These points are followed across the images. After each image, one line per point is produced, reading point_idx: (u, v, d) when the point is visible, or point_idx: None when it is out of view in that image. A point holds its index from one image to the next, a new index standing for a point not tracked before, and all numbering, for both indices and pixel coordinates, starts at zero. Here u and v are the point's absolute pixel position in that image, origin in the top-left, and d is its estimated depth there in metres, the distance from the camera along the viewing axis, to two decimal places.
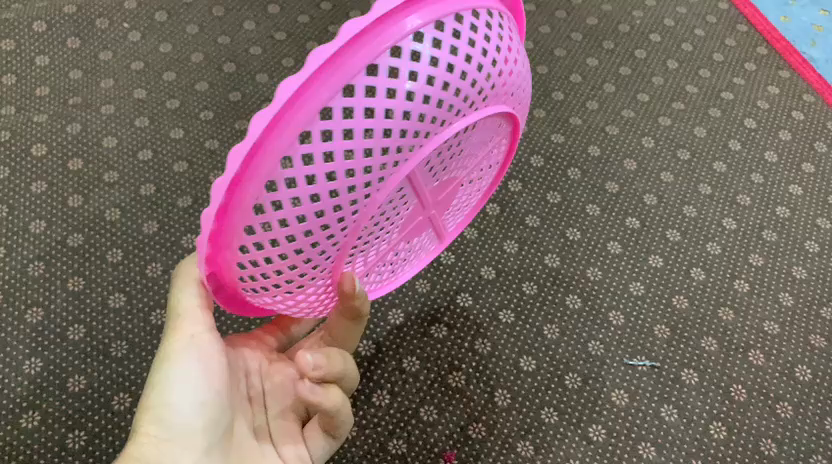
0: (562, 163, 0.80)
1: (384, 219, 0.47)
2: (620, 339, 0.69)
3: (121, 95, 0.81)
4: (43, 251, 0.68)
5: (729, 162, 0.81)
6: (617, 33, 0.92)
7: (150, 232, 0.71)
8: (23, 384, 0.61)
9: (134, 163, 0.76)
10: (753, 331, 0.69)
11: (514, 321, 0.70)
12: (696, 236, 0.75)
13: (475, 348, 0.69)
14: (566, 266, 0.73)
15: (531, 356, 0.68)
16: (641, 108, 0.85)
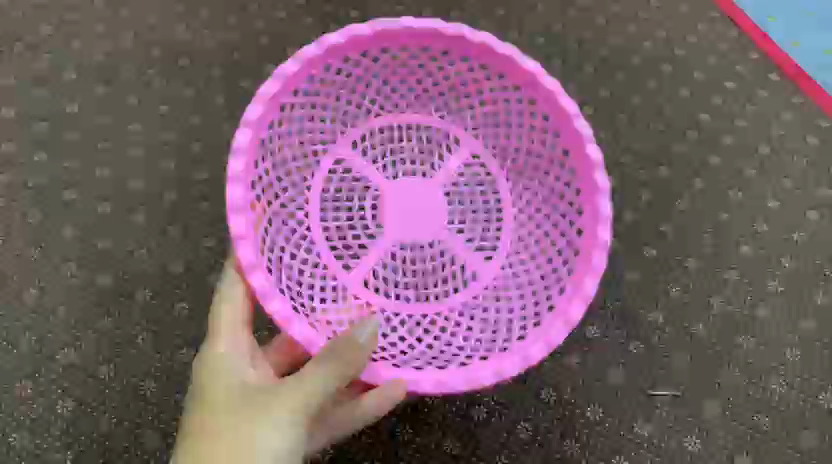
0: (609, 232, 0.95)
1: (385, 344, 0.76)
2: (645, 369, 0.88)
3: (156, 197, 0.94)
4: (167, 320, 0.87)
5: (753, 245, 0.95)
6: (638, 110, 1.03)
7: (182, 315, 0.87)
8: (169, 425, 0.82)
9: (178, 255, 0.90)
10: (711, 367, 0.88)
11: (538, 354, 0.88)
12: (735, 299, 0.92)
13: (499, 381, 0.87)
14: (587, 297, 0.91)
15: (551, 387, 0.87)
16: (688, 182, 0.99)
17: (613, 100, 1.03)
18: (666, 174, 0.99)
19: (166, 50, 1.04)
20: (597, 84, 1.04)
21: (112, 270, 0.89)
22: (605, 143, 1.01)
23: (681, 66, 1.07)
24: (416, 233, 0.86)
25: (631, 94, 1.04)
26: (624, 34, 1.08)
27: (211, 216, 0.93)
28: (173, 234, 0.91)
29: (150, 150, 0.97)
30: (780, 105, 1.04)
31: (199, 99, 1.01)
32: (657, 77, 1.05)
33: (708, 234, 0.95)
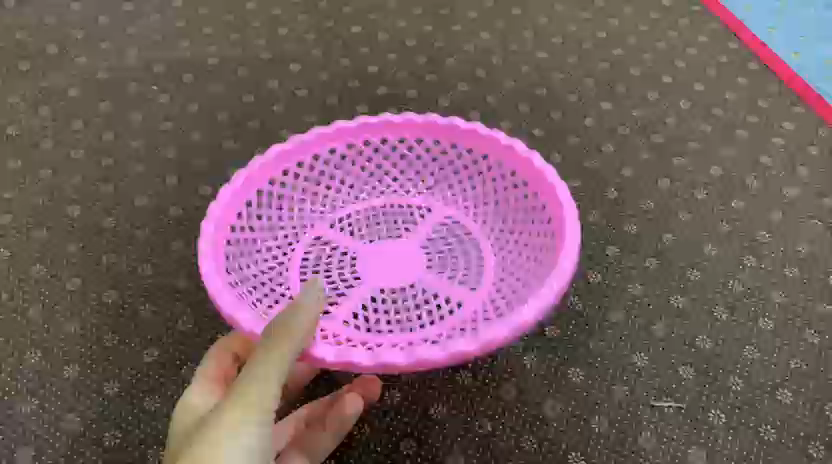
0: (618, 221, 0.74)
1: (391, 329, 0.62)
2: (708, 429, 0.61)
3: (50, 206, 0.72)
4: (81, 307, 0.65)
5: (785, 210, 0.75)
6: (627, 85, 0.87)
7: (75, 330, 0.64)
8: (62, 439, 0.58)
9: (70, 258, 0.69)
10: (772, 408, 0.62)
11: (582, 383, 0.63)
12: (763, 283, 0.70)
13: (520, 445, 0.60)
14: (630, 322, 0.67)
15: (585, 452, 0.60)
16: (704, 142, 0.81)
17: (647, 99, 0.85)
18: (718, 174, 0.78)
19: (114, 52, 0.87)
20: (624, 78, 0.87)
21: (20, 256, 0.69)
22: (641, 147, 0.80)
23: (733, 68, 0.87)
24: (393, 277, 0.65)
25: (675, 92, 0.85)
26: (667, 37, 0.92)
27: (145, 213, 0.72)
28: (105, 227, 0.71)
29: (42, 155, 0.76)
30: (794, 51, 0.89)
31: (150, 81, 0.84)
32: (702, 76, 0.87)
33: (767, 232, 0.73)
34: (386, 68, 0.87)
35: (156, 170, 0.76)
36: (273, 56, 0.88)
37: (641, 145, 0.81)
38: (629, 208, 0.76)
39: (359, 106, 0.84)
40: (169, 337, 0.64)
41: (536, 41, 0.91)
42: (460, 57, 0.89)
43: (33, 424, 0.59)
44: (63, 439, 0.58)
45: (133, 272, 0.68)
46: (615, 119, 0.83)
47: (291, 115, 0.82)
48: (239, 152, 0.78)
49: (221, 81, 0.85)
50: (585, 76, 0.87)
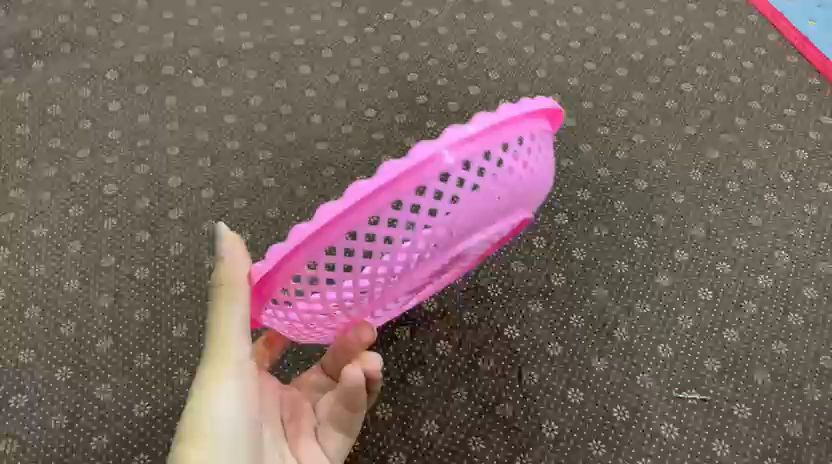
0: (646, 210, 0.75)
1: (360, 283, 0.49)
2: (732, 424, 0.61)
3: (90, 184, 0.76)
4: (114, 283, 0.69)
5: (820, 205, 0.75)
6: (656, 75, 0.87)
7: (105, 304, 0.68)
8: (94, 408, 0.62)
9: (104, 235, 0.72)
10: (798, 406, 0.62)
11: (606, 372, 0.64)
12: (794, 278, 0.70)
13: (542, 431, 0.61)
14: (657, 311, 0.67)
15: (604, 440, 0.60)
16: (738, 135, 0.81)
17: (680, 91, 0.85)
18: (752, 167, 0.78)
19: (153, 38, 0.90)
20: (655, 71, 0.87)
21: (59, 232, 0.73)
22: (670, 138, 0.81)
23: (768, 64, 0.88)
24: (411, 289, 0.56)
25: (706, 85, 0.86)
26: (698, 30, 0.92)
27: (179, 191, 0.76)
28: (139, 207, 0.75)
29: (81, 136, 0.80)
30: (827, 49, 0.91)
31: (188, 67, 0.87)
32: (736, 69, 0.88)
33: (799, 227, 0.74)
34: (416, 55, 0.90)
35: (195, 152, 0.79)
36: (308, 44, 0.91)
37: (671, 138, 0.81)
38: (657, 198, 0.76)
39: (390, 91, 0.86)
40: (201, 315, 0.68)
41: (568, 30, 0.92)
42: (491, 46, 0.90)
43: (67, 393, 0.63)
44: (93, 408, 0.62)
45: (169, 252, 0.72)
46: (645, 110, 0.84)
47: (324, 102, 0.85)
48: (272, 135, 0.81)
49: (256, 67, 0.88)
50: (616, 67, 0.88)
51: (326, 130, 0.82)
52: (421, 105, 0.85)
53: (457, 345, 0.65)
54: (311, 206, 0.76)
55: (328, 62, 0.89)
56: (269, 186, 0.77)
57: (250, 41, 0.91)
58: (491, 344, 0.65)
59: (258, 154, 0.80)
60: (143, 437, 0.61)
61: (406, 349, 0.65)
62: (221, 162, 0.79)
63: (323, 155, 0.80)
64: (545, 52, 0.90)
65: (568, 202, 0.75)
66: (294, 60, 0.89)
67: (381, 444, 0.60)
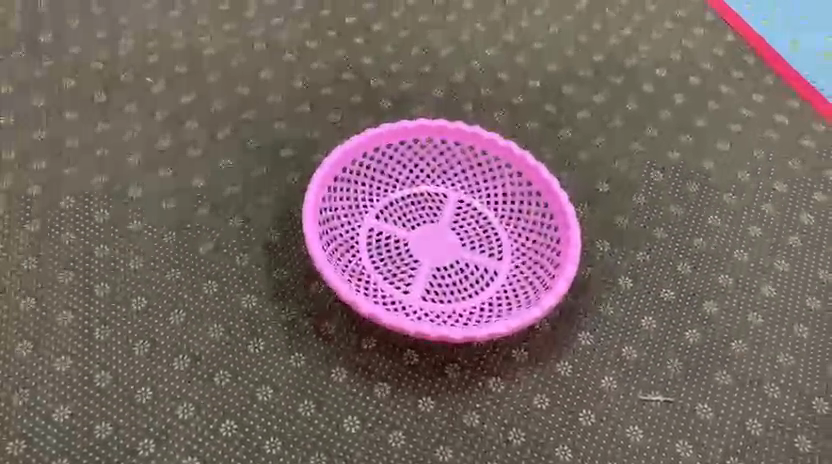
0: (608, 212, 0.76)
1: (398, 258, 0.73)
2: (693, 424, 0.62)
3: (46, 199, 0.75)
4: (73, 301, 0.68)
5: (776, 203, 0.77)
6: (617, 76, 0.88)
7: (64, 322, 0.66)
8: (53, 431, 0.60)
9: (63, 250, 0.71)
10: (759, 405, 0.63)
11: (571, 376, 0.64)
12: (753, 277, 0.71)
13: (509, 438, 0.61)
14: (621, 311, 0.68)
15: (568, 443, 0.61)
16: (698, 135, 0.83)
17: (642, 93, 0.86)
18: (712, 167, 0.80)
19: (107, 42, 0.87)
20: (617, 73, 0.88)
21: (14, 248, 0.71)
22: (633, 140, 0.82)
23: (727, 63, 0.89)
24: (441, 255, 0.73)
25: (667, 86, 0.87)
26: (658, 30, 0.92)
27: (139, 203, 0.75)
28: (98, 220, 0.73)
29: (37, 147, 0.78)
30: (787, 45, 0.92)
31: (145, 72, 0.85)
32: (696, 70, 0.89)
33: (758, 227, 0.75)
34: (379, 59, 0.89)
35: (155, 162, 0.78)
36: (268, 48, 0.88)
37: (633, 139, 0.82)
38: (620, 202, 0.77)
39: (352, 97, 0.85)
40: (164, 331, 0.66)
41: (531, 32, 0.92)
42: (454, 49, 0.90)
43: (26, 417, 0.61)
44: (54, 431, 0.61)
45: (130, 266, 0.70)
46: (607, 113, 0.84)
47: (287, 108, 0.84)
48: (235, 143, 0.80)
49: (216, 72, 0.86)
50: (577, 70, 0.88)
51: (289, 137, 0.81)
52: (384, 111, 0.85)
53: (422, 354, 0.65)
54: (274, 215, 0.75)
55: (289, 66, 0.87)
56: (232, 195, 0.76)
57: (207, 43, 0.88)
58: (456, 350, 0.65)
59: (220, 163, 0.79)
60: (107, 460, 0.59)
61: (371, 363, 0.65)
62: (182, 172, 0.77)
63: (287, 163, 0.79)
64: (507, 54, 0.89)
65: (534, 206, 0.75)
66: (254, 63, 0.87)
67: (347, 459, 0.60)
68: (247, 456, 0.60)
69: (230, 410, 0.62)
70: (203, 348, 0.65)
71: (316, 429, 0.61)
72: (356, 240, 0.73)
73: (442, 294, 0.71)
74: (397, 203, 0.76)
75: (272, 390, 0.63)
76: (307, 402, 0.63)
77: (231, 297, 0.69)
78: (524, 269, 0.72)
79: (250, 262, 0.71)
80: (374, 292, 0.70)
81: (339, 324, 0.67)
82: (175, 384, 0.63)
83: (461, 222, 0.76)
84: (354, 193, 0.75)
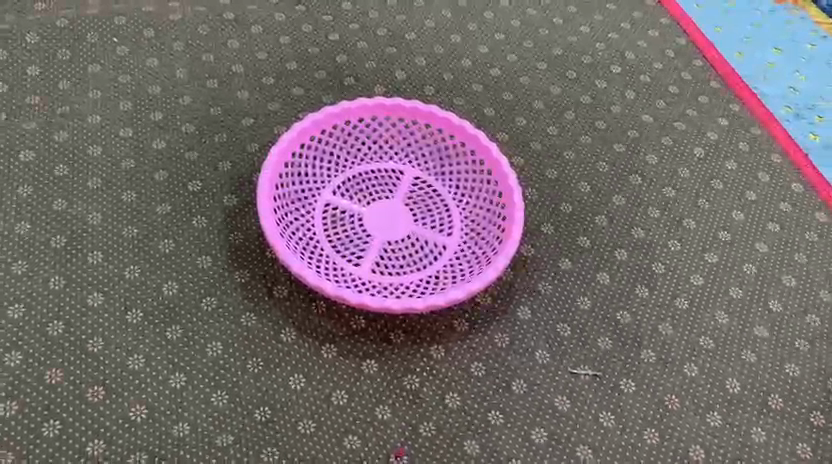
0: (554, 198, 0.80)
1: (352, 231, 0.76)
2: (616, 397, 0.67)
3: (6, 150, 0.75)
4: (28, 251, 0.69)
5: (710, 199, 0.82)
6: (572, 70, 0.92)
7: (18, 272, 0.68)
8: (3, 374, 0.62)
9: (20, 201, 0.72)
10: (678, 382, 0.68)
11: (507, 348, 0.68)
12: (683, 266, 0.76)
13: (445, 401, 0.65)
14: (559, 291, 0.73)
15: (500, 410, 0.65)
16: (644, 130, 0.87)
17: (595, 88, 0.90)
18: (655, 162, 0.84)
19: (75, 2, 0.88)
20: (573, 67, 0.92)
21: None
22: (583, 131, 0.86)
23: (677, 65, 0.94)
24: (394, 229, 0.77)
25: (618, 83, 0.91)
26: (615, 30, 0.97)
27: (99, 160, 0.76)
28: (57, 175, 0.74)
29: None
30: (734, 51, 0.97)
31: (111, 33, 0.86)
32: (647, 70, 0.93)
33: (692, 219, 0.80)
34: (346, 37, 0.91)
35: (118, 122, 0.79)
36: (237, 19, 0.90)
37: (583, 130, 0.86)
38: (566, 189, 0.81)
39: (317, 71, 0.88)
40: (119, 285, 0.68)
41: (494, 23, 0.95)
42: (419, 33, 0.93)
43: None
44: (3, 375, 0.62)
45: (87, 220, 0.72)
46: (561, 104, 0.88)
47: (252, 78, 0.86)
48: (198, 109, 0.82)
49: (183, 38, 0.87)
50: (536, 62, 0.92)
51: (252, 106, 0.83)
52: (347, 87, 0.87)
53: (369, 320, 0.68)
54: (233, 181, 0.77)
55: (257, 38, 0.89)
56: (193, 158, 0.78)
57: (176, 10, 0.90)
58: (402, 317, 0.69)
59: (182, 127, 0.80)
60: (55, 405, 0.61)
61: (319, 326, 0.68)
62: (144, 133, 0.79)
63: (249, 131, 0.81)
64: (469, 41, 0.93)
65: (485, 186, 0.78)
66: (222, 33, 0.89)
67: (291, 414, 0.63)
68: (194, 407, 0.62)
69: (180, 363, 0.64)
70: (156, 304, 0.67)
71: (262, 385, 0.64)
72: (312, 211, 0.76)
73: (392, 265, 0.74)
74: (353, 180, 0.79)
75: (222, 346, 0.66)
76: (255, 360, 0.65)
77: (186, 256, 0.71)
78: (471, 245, 0.76)
79: (207, 224, 0.73)
80: (327, 260, 0.73)
81: (291, 288, 0.70)
82: (127, 336, 0.65)
83: (413, 200, 0.79)
84: (313, 165, 0.78)
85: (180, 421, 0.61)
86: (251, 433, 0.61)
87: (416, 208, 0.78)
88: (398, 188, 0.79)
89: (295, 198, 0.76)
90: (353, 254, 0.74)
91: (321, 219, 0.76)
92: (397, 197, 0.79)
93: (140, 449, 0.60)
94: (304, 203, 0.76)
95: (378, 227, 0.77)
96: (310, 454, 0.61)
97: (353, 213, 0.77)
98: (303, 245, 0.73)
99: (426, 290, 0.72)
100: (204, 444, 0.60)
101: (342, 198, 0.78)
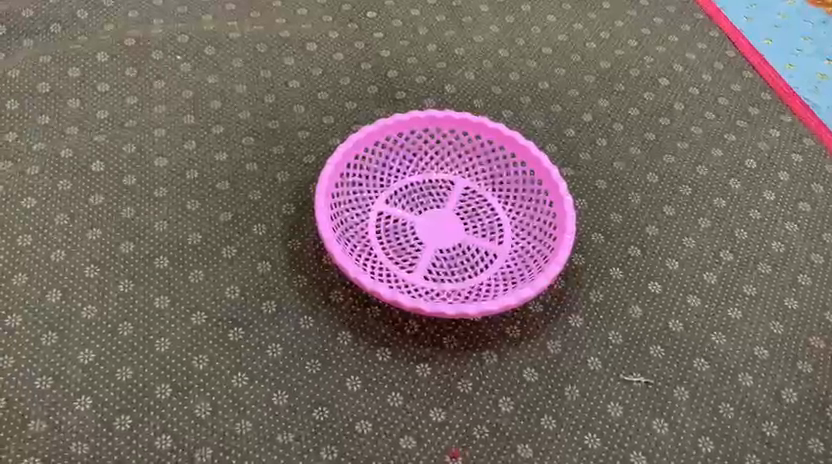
0: (604, 208, 0.81)
1: (405, 238, 0.78)
2: (670, 405, 0.67)
3: (79, 162, 0.80)
4: (100, 255, 0.73)
5: (763, 210, 0.82)
6: (620, 83, 0.93)
7: (91, 275, 0.71)
8: (77, 371, 0.65)
9: (92, 209, 0.76)
10: (732, 391, 0.68)
11: (559, 354, 0.69)
12: (735, 276, 0.76)
13: (498, 405, 0.66)
14: (610, 299, 0.73)
15: (552, 414, 0.66)
16: (694, 141, 0.87)
17: (643, 100, 0.91)
18: (705, 173, 0.85)
19: (142, 23, 0.93)
20: (621, 80, 0.93)
21: (47, 205, 0.76)
22: (632, 142, 0.87)
23: (726, 77, 0.94)
24: (446, 237, 0.78)
25: (667, 95, 0.92)
26: (663, 43, 0.98)
27: (165, 170, 0.80)
28: (126, 184, 0.78)
29: (72, 114, 0.83)
30: (784, 63, 0.97)
31: (174, 51, 0.90)
32: (696, 82, 0.93)
33: (744, 230, 0.80)
34: (397, 53, 0.94)
35: (182, 134, 0.83)
36: (293, 36, 0.94)
37: (632, 142, 0.87)
38: (616, 199, 0.82)
39: (370, 86, 0.90)
40: (183, 288, 0.71)
41: (542, 37, 0.97)
42: (468, 48, 0.95)
43: (52, 358, 0.66)
44: (77, 372, 0.65)
45: (154, 227, 0.75)
46: (609, 116, 0.89)
47: (307, 93, 0.89)
48: (257, 123, 0.85)
49: (242, 56, 0.91)
50: (584, 75, 0.93)
51: (308, 120, 0.86)
52: (399, 100, 0.90)
53: (422, 325, 0.70)
54: (291, 190, 0.80)
55: (312, 55, 0.92)
56: (252, 169, 0.81)
57: (234, 29, 0.94)
58: (454, 323, 0.70)
59: (242, 139, 0.84)
60: (126, 401, 0.64)
61: (374, 330, 0.70)
62: (207, 145, 0.83)
63: (305, 143, 0.84)
64: (517, 56, 0.95)
65: (535, 196, 0.80)
66: (279, 50, 0.92)
67: (348, 414, 0.65)
68: (255, 406, 0.65)
69: (242, 364, 0.67)
70: (219, 307, 0.70)
71: (320, 385, 0.66)
72: (366, 219, 0.78)
73: (445, 272, 0.76)
74: (405, 190, 0.81)
75: (281, 348, 0.68)
76: (313, 362, 0.67)
77: (247, 262, 0.74)
78: (522, 254, 0.77)
79: (266, 231, 0.76)
80: (381, 267, 0.75)
81: (346, 293, 0.72)
82: (192, 337, 0.68)
83: (464, 209, 0.81)
84: (367, 176, 0.80)
85: (242, 419, 0.64)
86: (310, 431, 0.64)
87: (467, 217, 0.80)
88: (449, 198, 0.81)
89: (350, 207, 0.78)
90: (406, 262, 0.76)
91: (374, 227, 0.78)
92: (448, 207, 0.81)
93: (205, 444, 0.62)
94: (358, 211, 0.78)
95: (430, 235, 0.78)
96: (366, 453, 0.63)
97: (405, 222, 0.79)
98: (358, 252, 0.75)
99: (478, 297, 0.73)
100: (265, 441, 0.63)
101: (395, 207, 0.80)
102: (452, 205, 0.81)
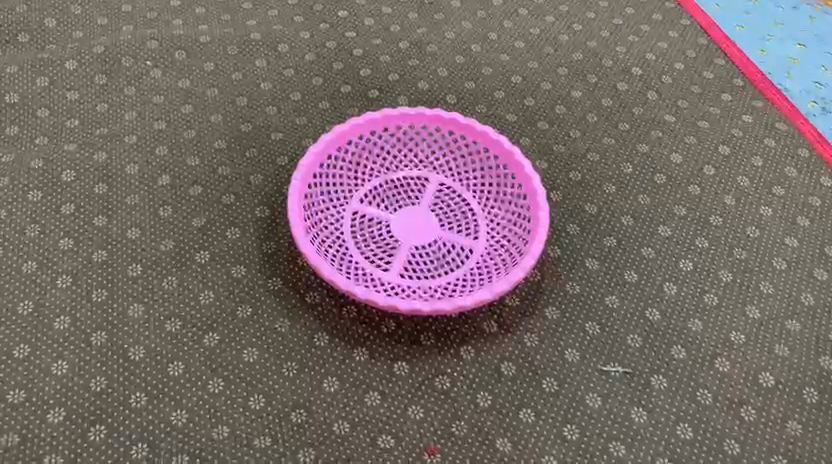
0: (579, 199, 0.81)
1: (381, 236, 0.78)
2: (647, 394, 0.67)
3: (49, 171, 0.79)
4: (73, 265, 0.72)
5: (737, 196, 0.82)
6: (592, 74, 0.93)
7: (63, 285, 0.70)
8: (51, 383, 0.64)
9: (63, 219, 0.75)
10: (709, 378, 0.68)
11: (537, 347, 0.69)
12: (711, 262, 0.76)
13: (476, 400, 0.66)
14: (587, 290, 0.73)
15: (531, 408, 0.66)
16: (667, 130, 0.88)
17: (616, 90, 0.91)
18: (679, 160, 0.85)
19: (111, 29, 0.92)
20: (594, 71, 0.93)
21: (16, 216, 0.75)
22: (605, 133, 0.87)
23: (698, 64, 0.95)
24: (422, 234, 0.78)
25: (640, 85, 0.92)
26: (635, 33, 0.98)
27: (136, 177, 0.79)
28: (97, 192, 0.78)
29: (41, 123, 0.82)
30: (755, 48, 0.97)
31: (143, 57, 0.90)
32: (669, 70, 0.94)
33: (718, 216, 0.80)
34: (370, 51, 0.93)
35: (153, 140, 0.82)
36: (264, 38, 0.93)
37: (606, 132, 0.87)
38: (591, 190, 0.81)
39: (342, 85, 0.90)
40: (157, 296, 0.71)
41: (514, 31, 0.97)
42: (441, 45, 0.95)
43: (25, 371, 0.65)
44: (51, 383, 0.64)
45: (125, 235, 0.75)
46: (582, 108, 0.89)
47: (280, 95, 0.88)
48: (228, 126, 0.85)
49: (213, 59, 0.90)
50: (557, 67, 0.93)
51: (281, 121, 0.86)
52: (372, 99, 0.89)
53: (399, 323, 0.70)
54: (264, 193, 0.80)
55: (284, 56, 0.92)
56: (225, 173, 0.81)
57: (204, 33, 0.93)
58: (431, 319, 0.70)
59: (213, 143, 0.83)
60: (101, 411, 0.63)
61: (350, 330, 0.69)
62: (178, 150, 0.82)
63: (278, 145, 0.84)
64: (490, 50, 0.94)
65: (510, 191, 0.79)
66: (251, 52, 0.92)
67: (325, 415, 0.64)
68: (232, 411, 0.64)
69: (219, 369, 0.66)
70: (194, 313, 0.70)
71: (297, 388, 0.66)
72: (342, 219, 0.78)
73: (422, 270, 0.76)
74: (379, 188, 0.81)
75: (258, 352, 0.68)
76: (290, 364, 0.67)
77: (221, 266, 0.73)
78: (497, 249, 0.77)
79: (240, 235, 0.76)
80: (357, 266, 0.75)
81: (322, 294, 0.72)
82: (167, 344, 0.68)
83: (439, 206, 0.80)
84: (341, 175, 0.80)
85: (219, 424, 0.63)
86: (288, 434, 0.63)
87: (442, 213, 0.80)
88: (425, 194, 0.81)
89: (324, 207, 0.78)
90: (382, 260, 0.76)
91: (350, 226, 0.78)
92: (423, 204, 0.80)
93: (182, 451, 0.62)
94: (333, 211, 0.78)
95: (405, 233, 0.78)
96: (345, 454, 0.63)
97: (381, 220, 0.79)
98: (333, 252, 0.75)
99: (454, 293, 0.73)
100: (243, 446, 0.62)
101: (370, 206, 0.79)
102: (426, 201, 0.80)
